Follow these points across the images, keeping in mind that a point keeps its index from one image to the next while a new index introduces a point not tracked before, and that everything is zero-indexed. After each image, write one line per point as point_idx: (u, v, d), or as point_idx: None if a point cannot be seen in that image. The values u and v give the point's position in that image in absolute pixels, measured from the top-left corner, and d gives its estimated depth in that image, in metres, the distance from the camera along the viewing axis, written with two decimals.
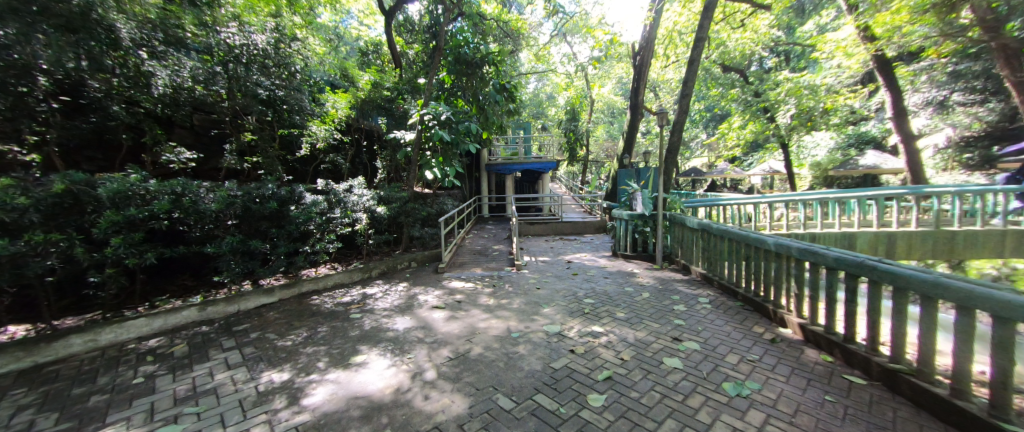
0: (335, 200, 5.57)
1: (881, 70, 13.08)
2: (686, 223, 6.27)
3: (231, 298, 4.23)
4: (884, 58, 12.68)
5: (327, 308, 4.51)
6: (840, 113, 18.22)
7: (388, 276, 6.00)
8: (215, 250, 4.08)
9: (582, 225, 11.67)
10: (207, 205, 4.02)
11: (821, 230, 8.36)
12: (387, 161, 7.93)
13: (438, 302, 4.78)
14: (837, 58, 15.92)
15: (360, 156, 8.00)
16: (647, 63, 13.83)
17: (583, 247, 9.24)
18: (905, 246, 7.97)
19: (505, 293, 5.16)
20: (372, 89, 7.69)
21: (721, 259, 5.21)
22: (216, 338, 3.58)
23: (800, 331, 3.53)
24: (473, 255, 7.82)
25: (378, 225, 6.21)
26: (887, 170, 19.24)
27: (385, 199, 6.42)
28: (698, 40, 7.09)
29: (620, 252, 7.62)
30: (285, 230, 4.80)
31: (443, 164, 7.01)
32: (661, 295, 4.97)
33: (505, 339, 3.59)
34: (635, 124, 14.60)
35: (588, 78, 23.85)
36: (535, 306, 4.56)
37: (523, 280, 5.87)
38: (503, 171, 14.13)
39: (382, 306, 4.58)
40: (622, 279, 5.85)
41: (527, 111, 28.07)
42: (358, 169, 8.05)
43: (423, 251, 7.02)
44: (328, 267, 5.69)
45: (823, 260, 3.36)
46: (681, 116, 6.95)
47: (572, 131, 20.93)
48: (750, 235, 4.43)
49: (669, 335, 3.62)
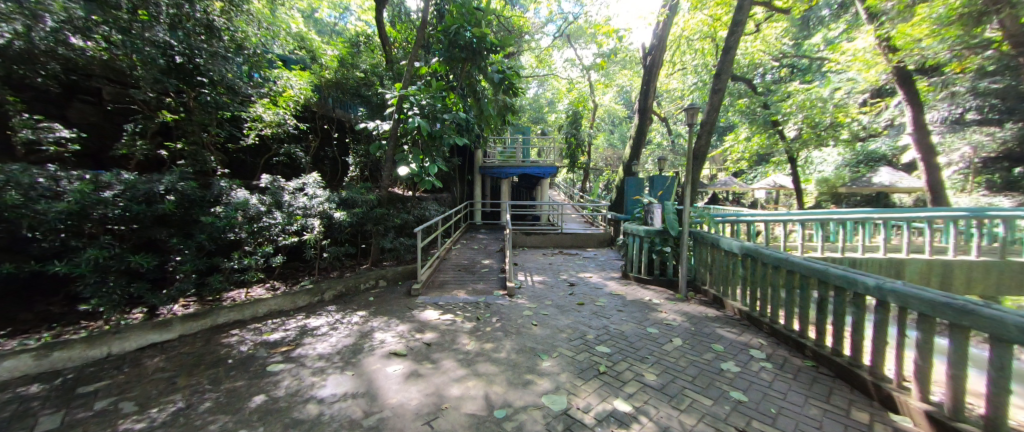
0: (274, 201, 4.32)
1: (902, 83, 11.88)
2: (719, 245, 5.08)
3: (96, 337, 2.96)
4: (906, 70, 11.49)
5: (241, 353, 3.24)
6: (850, 129, 17.38)
7: (347, 300, 4.78)
8: (67, 269, 2.83)
9: (584, 238, 10.48)
10: (52, 205, 2.76)
11: (862, 255, 7.31)
12: (360, 156, 6.67)
13: (398, 345, 3.51)
14: (852, 70, 15.02)
15: (328, 150, 6.72)
16: (658, 64, 12.63)
17: (586, 264, 8.05)
18: (963, 277, 6.85)
19: (492, 333, 3.91)
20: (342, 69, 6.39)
21: (774, 296, 3.99)
22: (32, 414, 2.30)
23: (930, 426, 2.32)
24: (457, 272, 6.57)
25: (338, 235, 4.99)
26: (903, 189, 18.29)
27: (348, 202, 5.15)
28: (734, 25, 5.93)
29: (632, 274, 6.45)
30: (193, 241, 3.54)
31: (424, 161, 5.77)
32: (698, 342, 3.73)
33: (483, 424, 2.34)
34: (642, 131, 13.48)
35: (590, 84, 22.89)
36: (530, 358, 3.31)
37: (516, 311, 4.62)
38: (499, 175, 12.94)
39: (320, 352, 3.30)
40: (641, 314, 4.61)
41: (526, 115, 27.04)
42: (326, 166, 6.75)
43: (395, 267, 5.79)
44: (265, 287, 4.43)
45: (982, 323, 2.14)
46: (711, 117, 5.77)
47: (574, 136, 19.87)
48: (830, 272, 3.21)
49: (732, 425, 2.38)
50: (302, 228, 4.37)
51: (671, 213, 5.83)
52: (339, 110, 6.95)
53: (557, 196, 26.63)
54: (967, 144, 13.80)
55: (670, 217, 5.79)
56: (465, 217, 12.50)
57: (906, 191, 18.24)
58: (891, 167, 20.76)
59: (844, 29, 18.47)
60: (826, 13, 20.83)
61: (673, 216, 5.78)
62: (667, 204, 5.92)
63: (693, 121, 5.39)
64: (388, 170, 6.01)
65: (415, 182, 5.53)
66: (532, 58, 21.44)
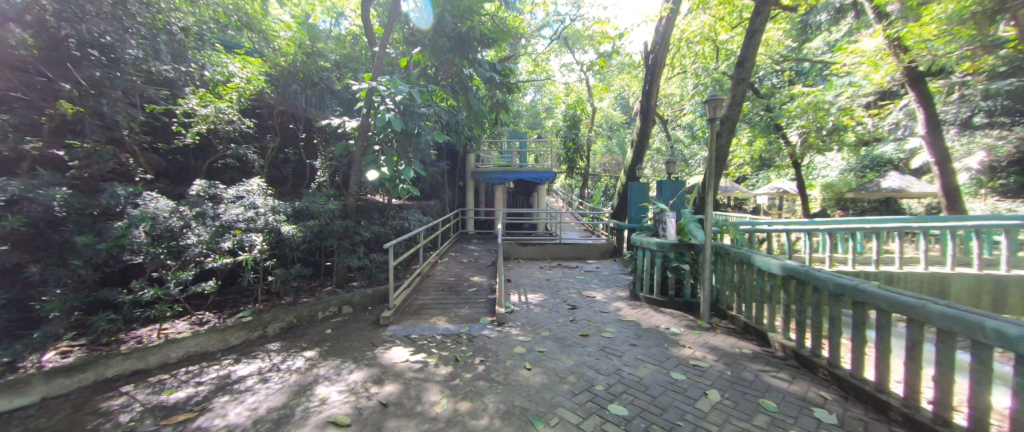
0: (197, 213, 3.43)
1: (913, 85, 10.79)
2: (751, 262, 4.18)
3: None
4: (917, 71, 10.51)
5: (115, 427, 2.31)
6: (855, 133, 16.73)
7: (296, 334, 3.87)
8: None
9: (584, 248, 9.63)
10: None
11: (900, 269, 6.50)
12: (329, 159, 5.80)
13: (343, 408, 2.59)
14: (855, 75, 14.43)
15: (290, 152, 5.79)
16: (661, 64, 11.86)
17: (588, 280, 7.18)
18: (1018, 295, 6.06)
19: (472, 383, 3.00)
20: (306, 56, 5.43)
21: (834, 331, 3.10)
22: None
23: None
24: (440, 293, 5.67)
25: (289, 253, 4.09)
26: (914, 194, 17.56)
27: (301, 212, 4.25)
28: (759, 6, 5.10)
29: (641, 295, 5.57)
30: (68, 269, 2.65)
31: (399, 163, 4.93)
32: (743, 398, 2.81)
33: None
34: (644, 134, 12.69)
35: (588, 89, 22.26)
36: (520, 428, 2.40)
37: (505, 347, 3.72)
38: (492, 180, 12.11)
39: (230, 422, 2.38)
40: (661, 349, 3.73)
41: (523, 121, 26.39)
42: (287, 170, 5.81)
43: (364, 289, 4.89)
44: (189, 321, 3.53)
45: None
46: (734, 111, 4.94)
47: (572, 140, 19.13)
48: (931, 309, 2.33)
49: None
50: (234, 246, 3.48)
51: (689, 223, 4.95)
52: (302, 105, 6.05)
53: (555, 203, 25.84)
54: (982, 148, 12.93)
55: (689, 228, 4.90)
56: (456, 226, 11.66)
57: (918, 196, 17.51)
58: (900, 172, 20.03)
59: (847, 31, 17.92)
60: (827, 17, 20.29)
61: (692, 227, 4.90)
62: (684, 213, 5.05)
63: (719, 114, 4.51)
64: (356, 174, 5.13)
65: (387, 189, 4.66)
66: (528, 62, 20.77)
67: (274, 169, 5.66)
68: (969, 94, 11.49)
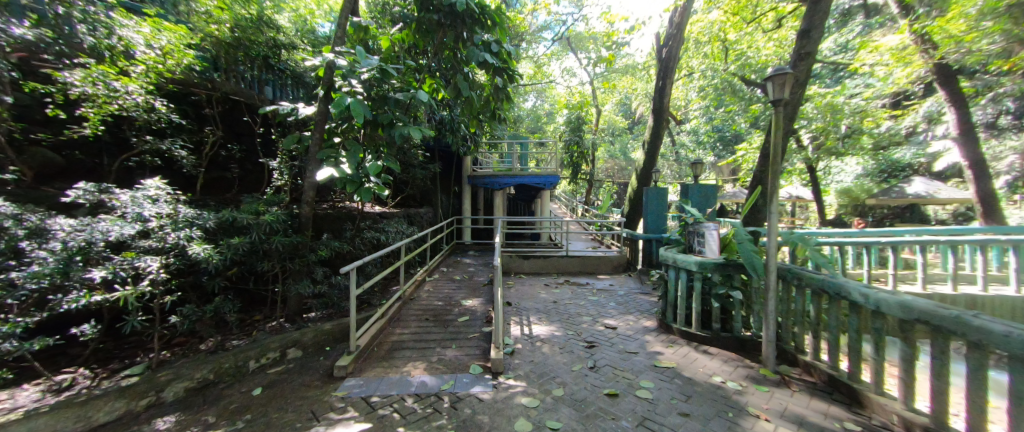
0: (38, 231, 2.33)
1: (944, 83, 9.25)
2: (842, 293, 3.03)
3: None
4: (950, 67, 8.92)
5: None
6: (875, 136, 15.61)
7: (208, 398, 2.76)
8: None
9: (593, 262, 8.50)
10: None
11: (985, 292, 5.51)
12: (287, 159, 4.73)
13: None
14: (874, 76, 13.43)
15: (234, 148, 4.68)
16: (675, 58, 10.79)
17: (602, 302, 6.05)
18: None
19: None
20: (251, 24, 4.23)
21: (1016, 414, 1.96)
22: None
23: None
24: (422, 324, 4.55)
25: (207, 282, 3.02)
26: (941, 200, 16.35)
27: (224, 223, 3.16)
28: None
29: (674, 327, 4.44)
30: None
31: (366, 160, 3.82)
32: None
33: None
34: (656, 135, 11.56)
35: (591, 92, 21.39)
36: None
37: (502, 422, 2.58)
38: (491, 185, 11.00)
39: None
40: (727, 425, 2.58)
41: (524, 126, 25.52)
42: (231, 171, 4.71)
43: (320, 325, 3.79)
44: (41, 388, 2.45)
45: None
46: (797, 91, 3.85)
47: (576, 144, 18.07)
48: None
49: None
50: (111, 277, 2.42)
51: (746, 240, 3.74)
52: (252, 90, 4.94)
53: (558, 210, 24.77)
54: (1012, 152, 11.83)
55: (748, 249, 3.67)
56: (450, 236, 10.57)
57: (945, 202, 16.36)
58: (922, 177, 18.74)
59: (864, 29, 16.92)
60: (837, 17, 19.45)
61: (752, 246, 3.69)
62: (738, 228, 3.86)
63: (790, 94, 3.35)
64: (312, 175, 4.00)
65: (348, 193, 3.59)
66: (528, 65, 19.90)
67: (211, 169, 4.55)
68: (1004, 92, 10.52)
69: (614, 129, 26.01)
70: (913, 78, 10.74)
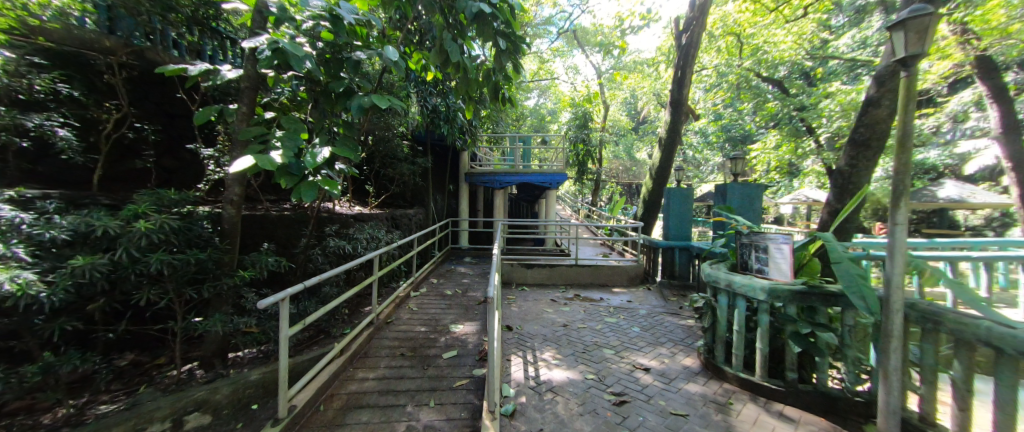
0: None
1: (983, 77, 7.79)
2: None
3: None
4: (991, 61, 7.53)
5: None
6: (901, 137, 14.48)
7: None
8: None
9: (607, 272, 7.40)
10: None
11: None
12: (224, 146, 3.68)
13: None
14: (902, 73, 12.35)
15: (148, 128, 3.66)
16: (696, 46, 9.67)
17: (624, 326, 4.96)
18: None
19: None
20: None
21: None
22: None
23: None
24: (396, 362, 3.46)
25: (39, 324, 1.95)
26: (975, 206, 15.04)
27: (80, 237, 2.08)
28: None
29: (727, 371, 3.34)
30: None
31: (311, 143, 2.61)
32: None
33: None
34: (674, 131, 10.43)
35: (597, 89, 20.28)
36: None
37: None
38: (491, 184, 9.94)
39: None
40: None
41: (528, 125, 24.46)
42: (147, 158, 3.70)
43: (245, 373, 2.72)
44: None
45: None
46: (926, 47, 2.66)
47: (582, 142, 16.97)
48: None
49: None
50: None
51: (849, 259, 2.62)
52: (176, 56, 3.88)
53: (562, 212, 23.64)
54: None
55: (849, 272, 2.55)
56: (445, 240, 9.54)
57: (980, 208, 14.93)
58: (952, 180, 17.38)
59: None
60: None
61: (854, 269, 2.58)
62: (830, 243, 2.75)
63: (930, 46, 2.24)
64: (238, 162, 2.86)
65: (283, 187, 2.32)
66: (531, 61, 18.90)
67: (119, 156, 3.53)
68: None
69: (619, 128, 24.92)
70: (951, 72, 9.66)
